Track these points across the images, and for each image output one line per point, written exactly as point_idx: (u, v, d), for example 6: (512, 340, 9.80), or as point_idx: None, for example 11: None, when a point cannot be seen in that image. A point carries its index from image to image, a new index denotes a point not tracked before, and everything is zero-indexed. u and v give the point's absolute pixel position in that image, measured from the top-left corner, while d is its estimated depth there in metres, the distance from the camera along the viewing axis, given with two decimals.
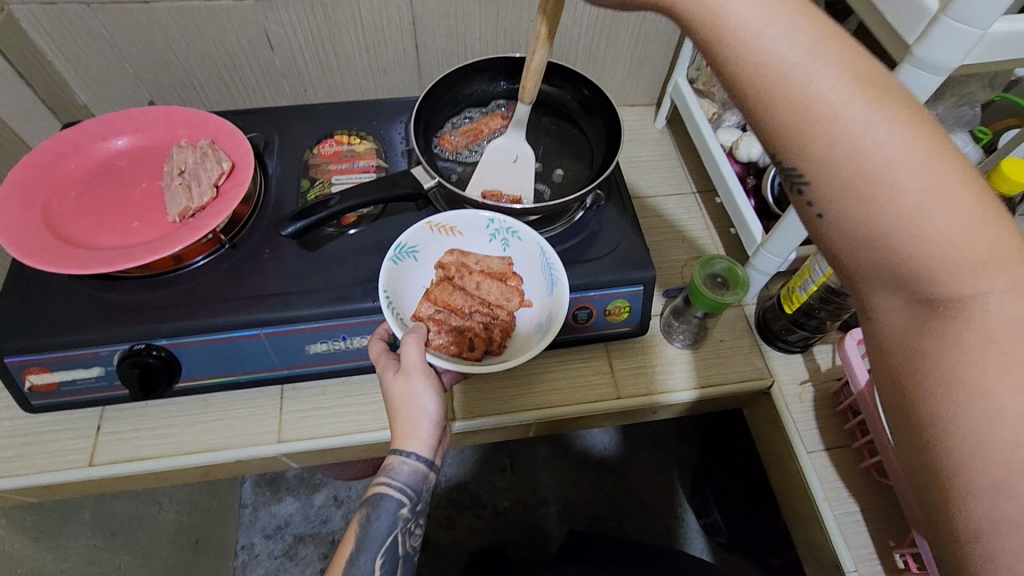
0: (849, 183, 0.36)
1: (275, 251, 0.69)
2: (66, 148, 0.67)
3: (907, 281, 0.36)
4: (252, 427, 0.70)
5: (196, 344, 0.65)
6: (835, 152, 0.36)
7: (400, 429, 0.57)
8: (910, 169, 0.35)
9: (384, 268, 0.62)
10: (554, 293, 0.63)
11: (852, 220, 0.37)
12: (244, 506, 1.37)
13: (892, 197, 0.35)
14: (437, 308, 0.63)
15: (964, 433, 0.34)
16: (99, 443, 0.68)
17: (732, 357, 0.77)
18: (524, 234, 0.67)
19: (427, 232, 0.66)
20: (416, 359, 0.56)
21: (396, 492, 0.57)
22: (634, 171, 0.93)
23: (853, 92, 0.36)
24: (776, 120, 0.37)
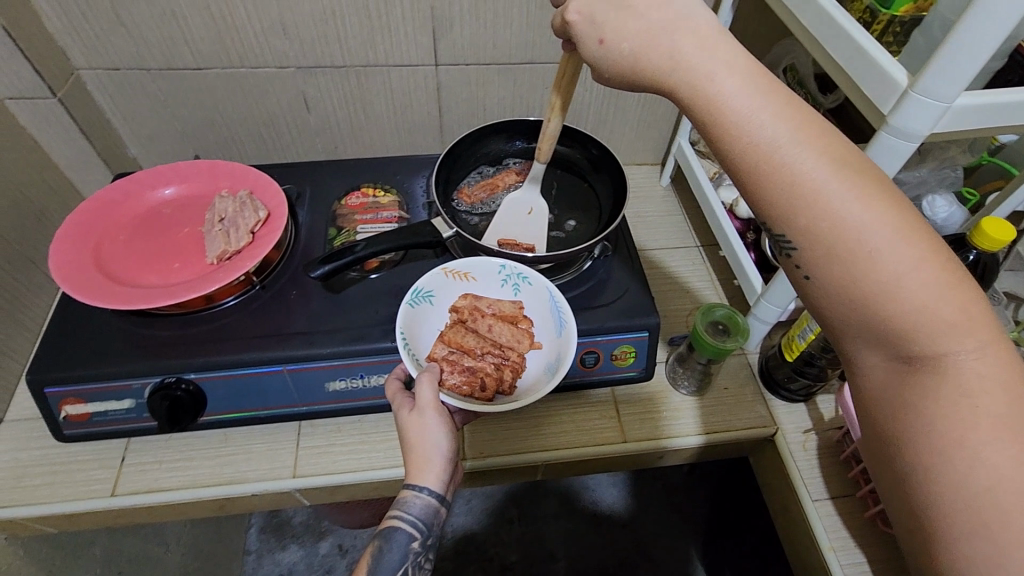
0: (831, 250, 0.39)
1: (302, 292, 0.74)
2: (119, 196, 0.74)
3: (888, 341, 0.39)
4: (269, 462, 0.72)
5: (223, 379, 0.68)
6: (817, 222, 0.39)
7: (413, 464, 0.59)
8: (887, 240, 0.38)
9: (402, 311, 0.66)
10: (562, 335, 0.67)
11: (835, 284, 0.40)
12: (248, 552, 1.36)
13: (870, 264, 0.38)
14: (450, 349, 0.67)
15: (943, 482, 0.36)
16: (123, 473, 0.71)
17: (736, 404, 0.79)
18: (535, 279, 0.71)
19: (442, 277, 0.71)
20: (429, 397, 0.59)
21: (408, 524, 0.58)
22: (641, 226, 0.98)
23: (830, 170, 0.39)
24: (762, 188, 0.41)
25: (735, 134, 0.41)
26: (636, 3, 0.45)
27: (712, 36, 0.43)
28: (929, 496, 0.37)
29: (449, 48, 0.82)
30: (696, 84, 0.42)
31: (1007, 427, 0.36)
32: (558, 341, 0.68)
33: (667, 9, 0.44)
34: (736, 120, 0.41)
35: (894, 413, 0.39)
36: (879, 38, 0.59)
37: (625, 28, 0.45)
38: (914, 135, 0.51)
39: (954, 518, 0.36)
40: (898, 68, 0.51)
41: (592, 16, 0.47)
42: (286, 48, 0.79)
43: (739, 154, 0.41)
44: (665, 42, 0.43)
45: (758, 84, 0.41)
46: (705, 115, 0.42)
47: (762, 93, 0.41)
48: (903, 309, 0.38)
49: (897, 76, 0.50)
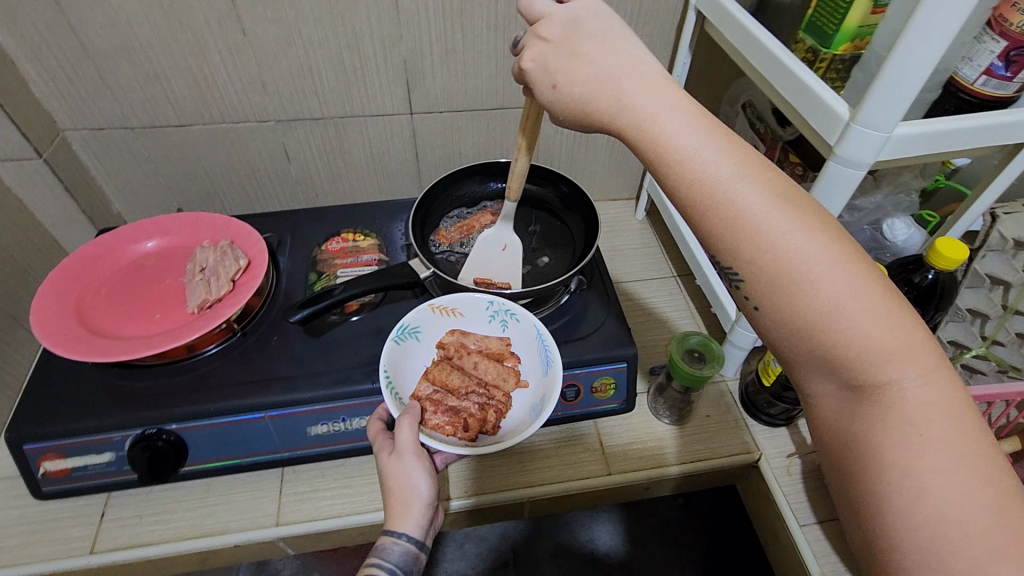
0: (776, 280, 0.40)
1: (283, 338, 0.75)
2: (102, 250, 0.76)
3: (837, 371, 0.40)
4: (252, 511, 0.72)
5: (204, 428, 0.68)
6: (762, 253, 0.40)
7: (392, 508, 0.57)
8: (830, 268, 0.39)
9: (386, 349, 0.67)
10: (548, 374, 0.67)
11: (784, 314, 0.40)
12: None
13: (814, 292, 0.39)
14: (435, 388, 0.67)
15: (895, 510, 0.37)
16: (102, 529, 0.69)
17: (719, 431, 0.79)
18: (522, 315, 0.72)
19: (430, 313, 0.72)
20: (409, 440, 0.58)
21: (387, 574, 0.55)
22: (618, 259, 1.00)
23: (771, 204, 0.41)
24: (709, 222, 0.42)
25: (678, 170, 0.43)
26: (584, 52, 0.48)
27: (658, 79, 0.46)
28: (885, 524, 0.37)
29: (423, 98, 0.86)
30: (640, 125, 0.45)
31: (953, 452, 0.36)
32: (544, 379, 0.68)
33: (611, 57, 0.47)
34: (678, 157, 0.43)
35: (851, 436, 0.40)
36: (821, 76, 0.62)
37: (577, 74, 0.48)
38: (858, 164, 0.54)
39: (908, 546, 0.36)
40: (840, 102, 0.54)
41: (545, 63, 0.50)
42: (265, 103, 0.83)
43: (682, 189, 0.43)
44: (611, 87, 0.46)
45: (700, 124, 0.44)
46: (651, 152, 0.44)
47: (700, 133, 0.43)
48: (850, 336, 0.38)
49: (839, 110, 0.53)
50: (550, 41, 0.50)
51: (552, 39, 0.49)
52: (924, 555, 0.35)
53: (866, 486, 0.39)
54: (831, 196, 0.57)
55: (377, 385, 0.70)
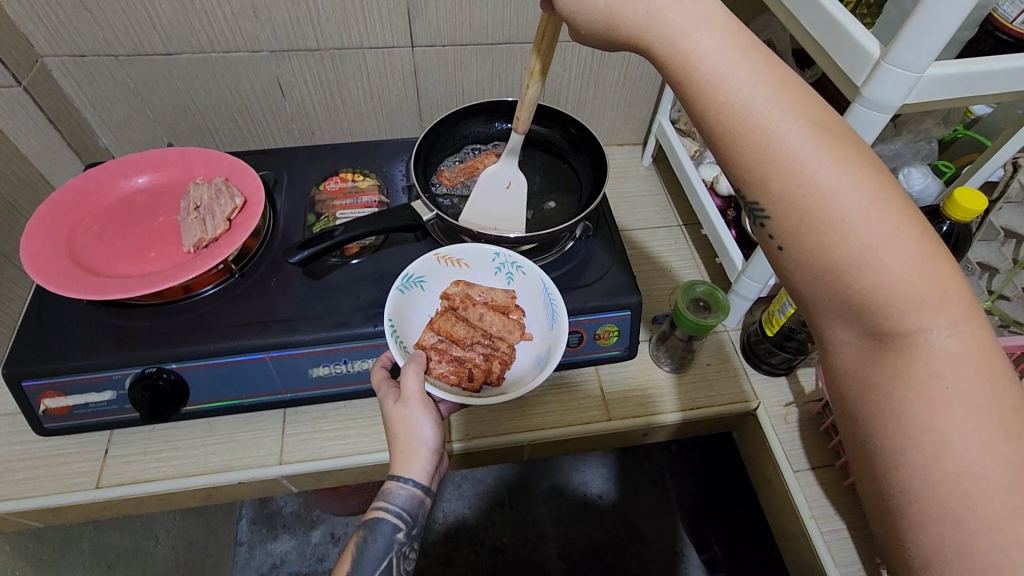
0: (805, 217, 0.39)
1: (281, 279, 0.73)
2: (90, 186, 0.73)
3: (860, 316, 0.39)
4: (255, 450, 0.72)
5: (205, 368, 0.68)
6: (792, 188, 0.39)
7: (399, 454, 0.59)
8: (863, 206, 0.37)
9: (390, 297, 0.66)
10: (554, 329, 0.67)
11: (809, 254, 0.40)
12: (239, 544, 1.38)
13: (843, 233, 0.38)
14: (439, 337, 0.67)
15: (913, 463, 0.36)
16: (106, 465, 0.70)
17: (719, 380, 0.80)
18: (529, 268, 0.71)
19: (434, 263, 0.71)
20: (415, 389, 0.59)
21: (393, 516, 0.58)
22: (623, 206, 0.98)
23: (807, 134, 0.39)
24: (739, 152, 0.41)
25: (710, 94, 0.41)
26: None
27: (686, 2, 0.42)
28: (899, 475, 0.37)
29: (425, 29, 0.81)
30: (671, 43, 0.43)
31: (978, 408, 0.36)
32: (549, 334, 0.67)
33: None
34: (711, 79, 0.41)
35: (870, 387, 0.39)
36: None
37: None
38: (885, 106, 0.52)
39: (923, 500, 0.36)
40: (871, 39, 0.51)
41: None
42: (258, 32, 0.78)
43: (712, 114, 0.41)
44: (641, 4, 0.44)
45: (738, 43, 0.41)
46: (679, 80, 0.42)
47: (737, 52, 0.41)
48: (877, 281, 0.37)
49: (869, 48, 0.50)
50: None
51: None
52: (939, 508, 0.35)
53: (877, 436, 0.39)
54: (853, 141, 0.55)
55: (379, 328, 0.69)
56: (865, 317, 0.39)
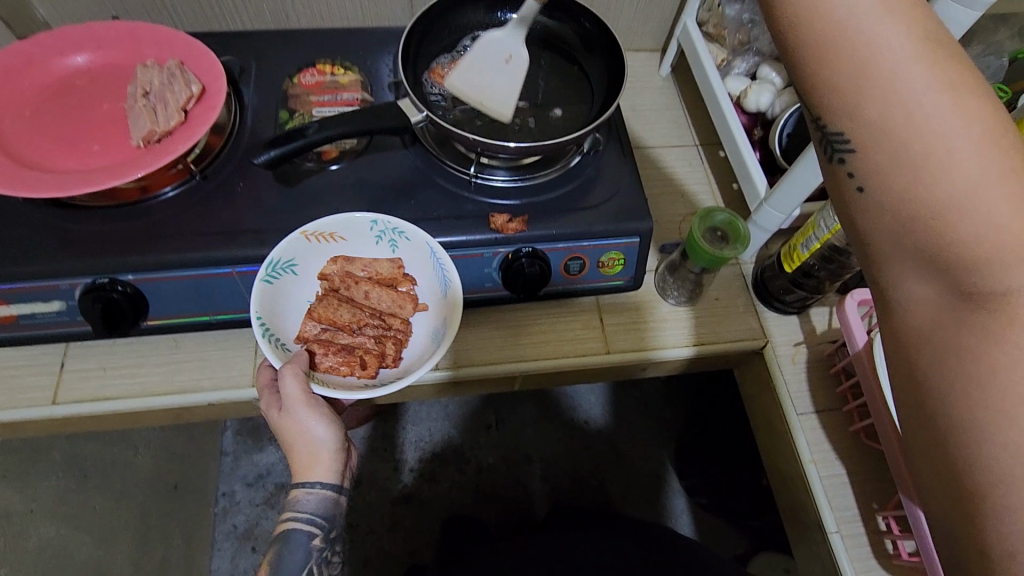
0: (893, 152, 0.33)
1: (250, 184, 0.65)
2: (20, 62, 0.62)
3: (949, 275, 0.32)
4: (226, 369, 0.67)
5: (166, 280, 0.61)
6: (883, 111, 0.33)
7: (298, 464, 0.58)
8: (972, 137, 0.31)
9: (255, 292, 0.58)
10: (448, 298, 0.62)
11: (891, 198, 0.33)
12: (224, 454, 1.37)
13: (936, 168, 0.31)
14: (323, 326, 0.62)
15: (1004, 449, 0.30)
16: (63, 380, 0.65)
17: (727, 315, 0.74)
18: (411, 234, 0.63)
19: (303, 241, 0.62)
20: (297, 392, 0.55)
21: (305, 523, 0.58)
22: (636, 120, 0.89)
23: (912, 46, 0.32)
24: (826, 63, 0.34)
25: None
26: None
27: None
28: (981, 463, 0.31)
29: None
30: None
31: None
32: (444, 303, 0.63)
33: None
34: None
35: (952, 359, 0.32)
36: None
37: None
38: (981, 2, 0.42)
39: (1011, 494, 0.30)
40: None
41: None
42: None
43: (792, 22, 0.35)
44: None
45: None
46: None
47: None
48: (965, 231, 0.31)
49: None
50: None
51: None
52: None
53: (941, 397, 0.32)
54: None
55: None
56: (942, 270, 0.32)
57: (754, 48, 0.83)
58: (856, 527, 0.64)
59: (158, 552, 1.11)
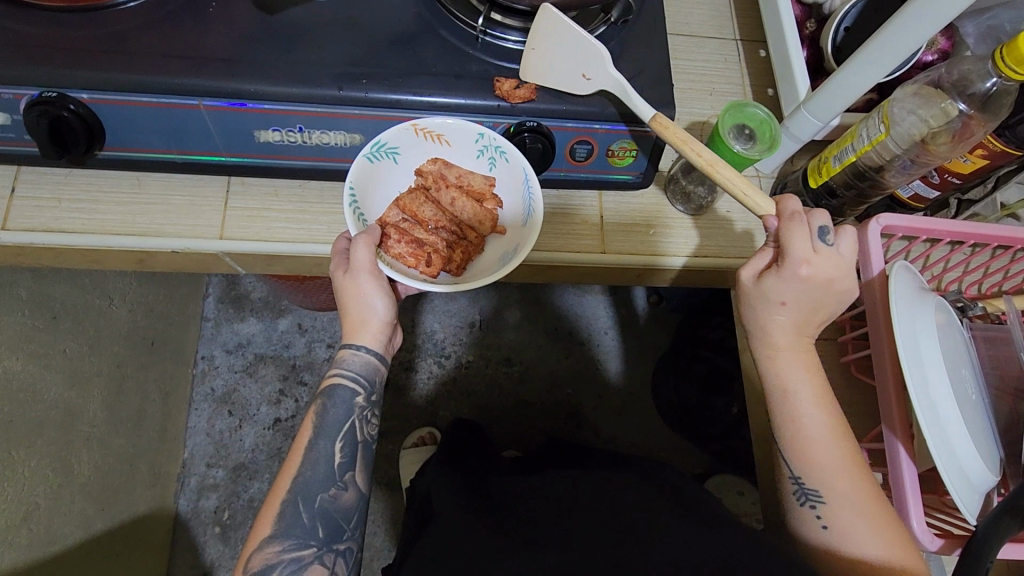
0: (798, 468, 0.55)
1: (224, 6, 0.56)
2: None
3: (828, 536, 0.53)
4: (192, 217, 0.62)
5: (123, 105, 0.54)
6: (806, 451, 0.54)
7: (349, 323, 0.60)
8: (843, 480, 0.53)
9: (355, 165, 0.59)
10: (528, 227, 0.61)
11: (838, 546, 0.53)
12: (205, 319, 1.36)
13: (843, 505, 0.52)
14: (404, 216, 0.63)
15: None
16: (13, 206, 0.60)
17: (736, 230, 0.69)
18: (513, 156, 0.61)
19: (411, 134, 0.60)
20: (365, 260, 0.56)
21: (349, 380, 0.59)
22: (672, 2, 0.78)
23: (808, 389, 0.55)
24: (774, 411, 0.56)
25: (778, 392, 0.55)
26: None
27: None
28: None
29: None
30: (764, 339, 0.55)
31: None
32: (522, 232, 0.62)
33: (805, 240, 0.52)
34: (779, 366, 0.55)
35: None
36: None
37: None
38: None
39: None
40: None
41: None
42: None
43: (781, 419, 0.55)
44: (771, 280, 0.53)
45: (807, 312, 0.54)
46: None
47: (791, 357, 0.55)
48: (859, 545, 0.52)
49: None
50: None
51: None
52: None
53: None
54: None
55: (345, 93, 0.55)
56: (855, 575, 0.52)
57: None
58: None
59: (133, 402, 1.12)
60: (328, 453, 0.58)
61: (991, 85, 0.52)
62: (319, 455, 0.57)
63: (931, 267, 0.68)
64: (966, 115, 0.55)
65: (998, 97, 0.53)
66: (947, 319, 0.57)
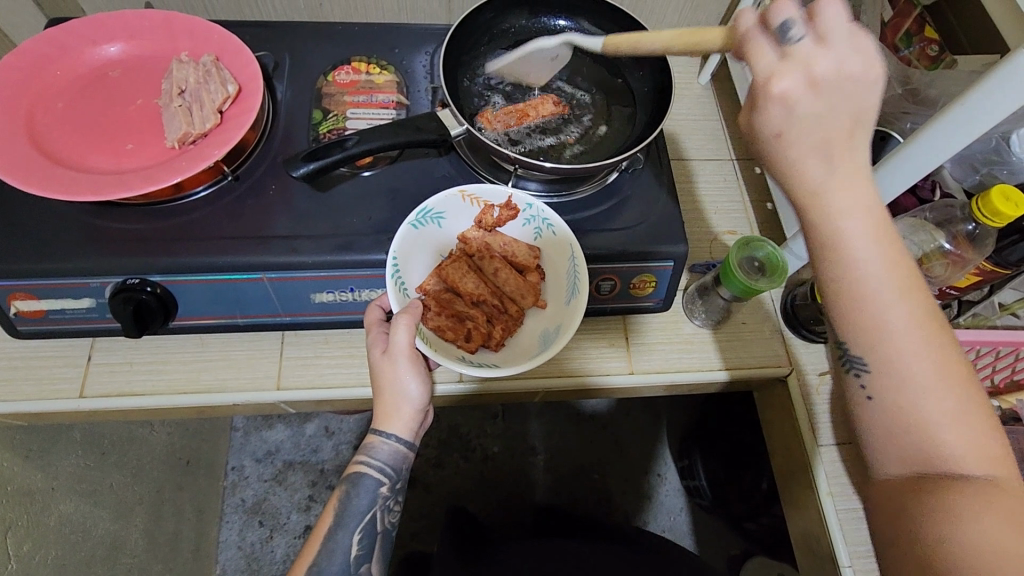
0: (864, 324, 0.40)
1: (282, 187, 0.63)
2: (53, 51, 0.61)
3: (896, 447, 0.41)
4: (251, 371, 0.67)
5: (194, 283, 0.60)
6: (872, 292, 0.39)
7: (382, 411, 0.58)
8: (921, 399, 0.40)
9: (401, 232, 0.60)
10: (571, 305, 0.61)
11: (891, 411, 0.41)
12: (234, 429, 1.38)
13: (912, 387, 0.40)
14: (445, 286, 0.63)
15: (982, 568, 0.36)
16: (90, 373, 0.65)
17: (754, 340, 0.74)
18: (559, 229, 0.63)
19: (458, 200, 0.64)
20: (404, 344, 0.55)
21: (374, 470, 0.59)
22: (671, 130, 0.87)
23: (873, 244, 0.39)
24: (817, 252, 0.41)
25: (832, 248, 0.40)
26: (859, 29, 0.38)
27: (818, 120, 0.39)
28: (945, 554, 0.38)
29: None
30: (789, 172, 0.40)
31: None
32: (565, 309, 0.62)
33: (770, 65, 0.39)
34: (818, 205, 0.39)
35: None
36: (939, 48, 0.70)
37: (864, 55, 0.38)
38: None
39: None
40: None
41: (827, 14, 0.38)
42: None
43: (828, 252, 0.40)
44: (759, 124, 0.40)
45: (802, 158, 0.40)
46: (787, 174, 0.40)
47: (833, 184, 0.39)
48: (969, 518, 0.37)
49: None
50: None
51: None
52: None
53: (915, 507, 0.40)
54: (976, 113, 0.47)
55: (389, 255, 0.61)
56: (929, 464, 0.40)
57: None
58: (868, 563, 0.65)
59: (171, 525, 1.13)
60: (346, 545, 0.58)
61: (972, 227, 0.60)
62: (337, 545, 0.57)
63: None
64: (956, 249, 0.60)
65: (982, 237, 0.59)
66: None
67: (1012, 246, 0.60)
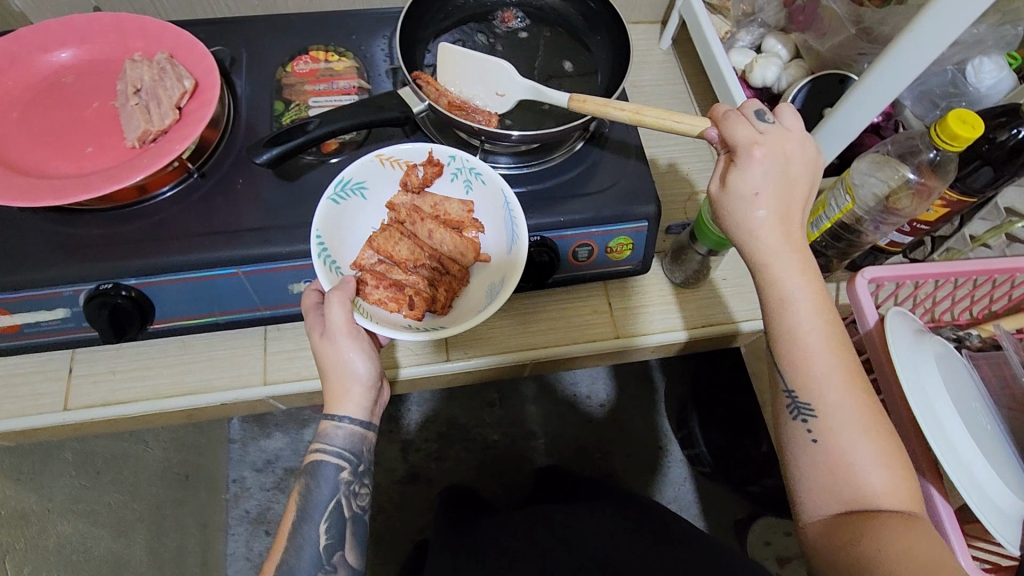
0: (807, 375, 0.47)
1: (249, 180, 0.63)
2: (3, 61, 0.60)
3: (835, 484, 0.46)
4: (237, 368, 0.67)
5: (169, 284, 0.59)
6: (811, 348, 0.47)
7: (332, 394, 0.58)
8: (855, 442, 0.46)
9: (321, 208, 0.59)
10: (512, 254, 0.60)
11: (831, 455, 0.47)
12: (232, 441, 1.37)
13: (846, 437, 0.46)
14: (380, 258, 0.61)
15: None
16: (72, 385, 0.64)
17: (733, 296, 0.74)
18: (488, 177, 0.63)
19: (376, 165, 0.63)
20: (342, 319, 0.54)
21: (333, 456, 0.58)
22: (637, 96, 0.87)
23: (813, 311, 0.48)
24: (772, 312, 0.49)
25: (780, 308, 0.48)
26: (799, 169, 0.49)
27: (769, 224, 0.48)
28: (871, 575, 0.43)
29: None
30: (755, 243, 0.48)
31: None
32: (507, 260, 0.61)
33: (749, 168, 0.48)
34: (775, 275, 0.48)
35: None
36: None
37: (802, 195, 0.49)
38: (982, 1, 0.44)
39: None
40: None
41: (780, 154, 0.48)
42: None
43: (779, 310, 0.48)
44: (739, 201, 0.48)
45: (754, 242, 0.48)
46: (753, 261, 0.49)
47: (791, 252, 0.48)
48: (891, 548, 0.42)
49: None
50: (789, 137, 0.49)
51: (792, 133, 0.49)
52: None
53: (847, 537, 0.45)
54: (921, 42, 0.48)
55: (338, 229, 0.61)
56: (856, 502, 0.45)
57: (759, 19, 0.82)
58: None
59: (174, 540, 1.12)
60: (314, 537, 0.56)
61: (933, 155, 0.61)
62: (304, 539, 0.56)
63: (922, 304, 0.72)
64: (919, 179, 0.63)
65: (943, 164, 0.61)
66: (947, 352, 0.62)
67: (975, 172, 0.62)
